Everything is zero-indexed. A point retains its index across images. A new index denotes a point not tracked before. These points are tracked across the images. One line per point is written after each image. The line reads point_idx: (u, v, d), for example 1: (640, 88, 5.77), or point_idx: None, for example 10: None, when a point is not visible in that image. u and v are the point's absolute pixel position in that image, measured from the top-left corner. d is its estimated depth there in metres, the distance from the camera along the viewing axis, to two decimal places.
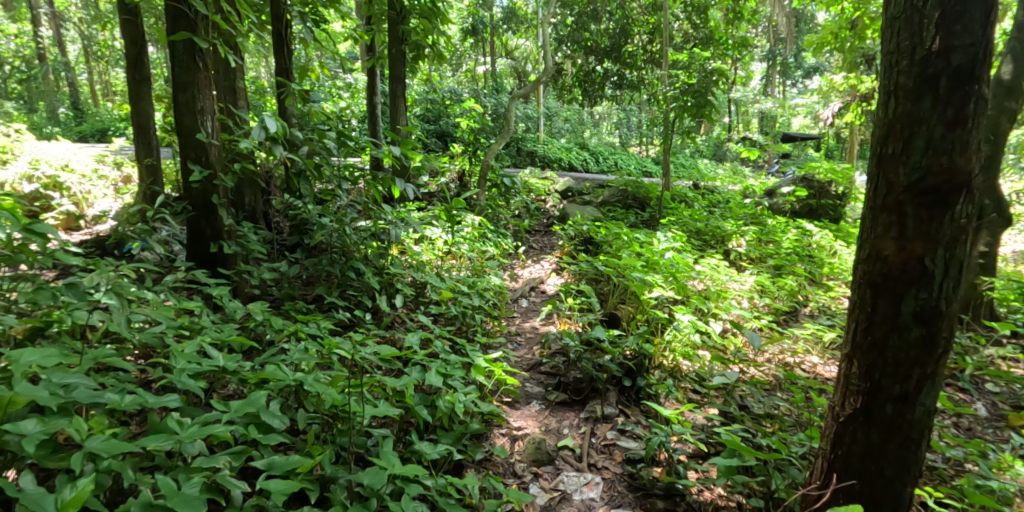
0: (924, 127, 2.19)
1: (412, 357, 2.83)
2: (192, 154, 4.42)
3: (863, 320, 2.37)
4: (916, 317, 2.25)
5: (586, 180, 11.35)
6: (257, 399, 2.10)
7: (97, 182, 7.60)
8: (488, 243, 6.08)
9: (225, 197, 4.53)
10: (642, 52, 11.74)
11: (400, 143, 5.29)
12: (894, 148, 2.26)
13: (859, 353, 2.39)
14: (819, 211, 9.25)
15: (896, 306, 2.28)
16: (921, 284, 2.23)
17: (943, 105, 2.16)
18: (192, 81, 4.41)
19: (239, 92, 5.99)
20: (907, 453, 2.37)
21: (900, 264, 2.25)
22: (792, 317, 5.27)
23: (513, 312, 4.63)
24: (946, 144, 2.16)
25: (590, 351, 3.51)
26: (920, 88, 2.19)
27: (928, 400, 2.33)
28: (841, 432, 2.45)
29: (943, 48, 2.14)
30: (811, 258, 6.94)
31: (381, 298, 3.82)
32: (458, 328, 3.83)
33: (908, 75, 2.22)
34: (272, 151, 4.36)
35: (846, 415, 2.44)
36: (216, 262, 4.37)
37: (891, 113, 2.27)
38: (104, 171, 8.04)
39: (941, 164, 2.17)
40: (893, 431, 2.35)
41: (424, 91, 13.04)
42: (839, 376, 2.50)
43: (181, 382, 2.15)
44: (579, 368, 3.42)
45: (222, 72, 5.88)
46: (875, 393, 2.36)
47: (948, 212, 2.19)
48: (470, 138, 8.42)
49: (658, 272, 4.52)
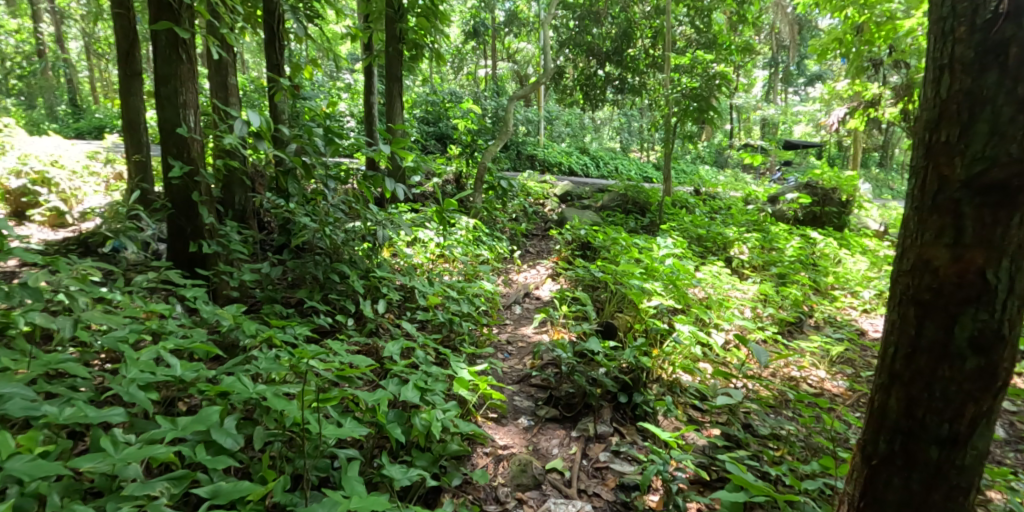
0: (989, 106, 1.93)
1: (390, 369, 2.63)
2: (173, 149, 4.27)
3: (907, 345, 2.12)
4: (972, 344, 1.99)
5: (587, 184, 11.17)
6: (208, 415, 1.92)
7: (87, 179, 7.42)
8: (482, 247, 5.89)
9: (207, 194, 4.35)
10: (643, 56, 11.64)
11: (392, 143, 5.11)
12: (949, 135, 2.00)
13: (898, 384, 2.14)
14: (822, 219, 9.10)
15: (948, 330, 2.02)
16: (981, 303, 1.97)
17: (1011, 80, 1.90)
18: (175, 74, 4.23)
19: (231, 89, 5.83)
20: (954, 504, 2.13)
21: (955, 278, 1.99)
22: (800, 327, 5.06)
23: (505, 319, 4.44)
24: (1015, 129, 1.90)
25: (584, 363, 3.31)
26: (983, 58, 1.93)
27: (981, 442, 2.08)
28: (874, 477, 2.23)
29: (1012, 10, 1.88)
30: (814, 266, 6.74)
31: (364, 303, 3.62)
32: (447, 335, 3.64)
33: (967, 43, 1.96)
34: (256, 148, 4.17)
35: (880, 457, 2.21)
36: (196, 262, 4.18)
37: (945, 91, 2.01)
38: (95, 167, 7.86)
39: (1010, 154, 1.91)
40: (939, 478, 2.11)
41: (424, 92, 12.89)
42: (873, 408, 2.25)
43: (128, 394, 1.95)
44: (572, 382, 3.21)
45: (212, 67, 5.70)
46: (918, 433, 2.11)
47: (1015, 215, 1.92)
48: (468, 140, 8.24)
49: (657, 279, 4.33)
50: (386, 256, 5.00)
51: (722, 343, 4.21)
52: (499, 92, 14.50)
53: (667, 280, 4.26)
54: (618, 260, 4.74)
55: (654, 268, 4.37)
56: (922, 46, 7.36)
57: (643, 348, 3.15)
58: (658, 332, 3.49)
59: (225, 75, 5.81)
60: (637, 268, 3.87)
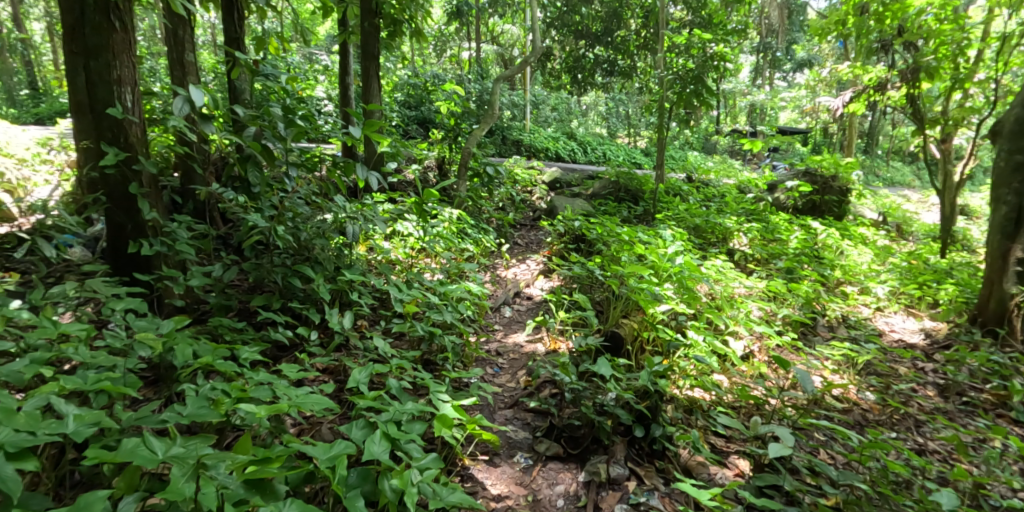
0: None
1: (357, 410, 2.16)
2: (108, 134, 3.81)
3: None
4: None
5: (575, 170, 10.68)
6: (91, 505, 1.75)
7: (38, 167, 6.80)
8: (467, 240, 5.39)
9: (148, 186, 3.94)
10: (633, 37, 11.13)
11: (366, 125, 4.55)
12: None
13: None
14: (822, 207, 8.70)
15: None
16: None
17: None
18: (107, 44, 3.76)
19: (188, 66, 5.25)
20: None
21: None
22: (814, 329, 4.64)
23: (494, 324, 3.97)
24: None
25: (591, 386, 2.83)
26: None
27: None
28: None
29: None
30: (820, 258, 6.33)
31: (329, 314, 3.13)
32: (427, 350, 3.15)
33: None
34: (203, 132, 3.64)
35: None
36: (137, 265, 3.74)
37: None
38: (48, 154, 7.21)
39: None
40: None
41: (406, 75, 12.27)
42: None
43: None
44: (576, 409, 2.74)
45: (167, 41, 5.12)
46: None
47: None
48: (450, 124, 7.68)
49: (664, 281, 3.86)
50: (360, 254, 4.50)
51: (739, 350, 3.77)
52: (483, 75, 13.90)
53: (676, 281, 3.80)
54: (618, 258, 4.26)
55: (661, 268, 3.90)
56: (932, 26, 6.92)
57: (662, 369, 2.70)
58: (674, 345, 3.05)
59: (181, 51, 5.21)
60: (645, 270, 3.40)
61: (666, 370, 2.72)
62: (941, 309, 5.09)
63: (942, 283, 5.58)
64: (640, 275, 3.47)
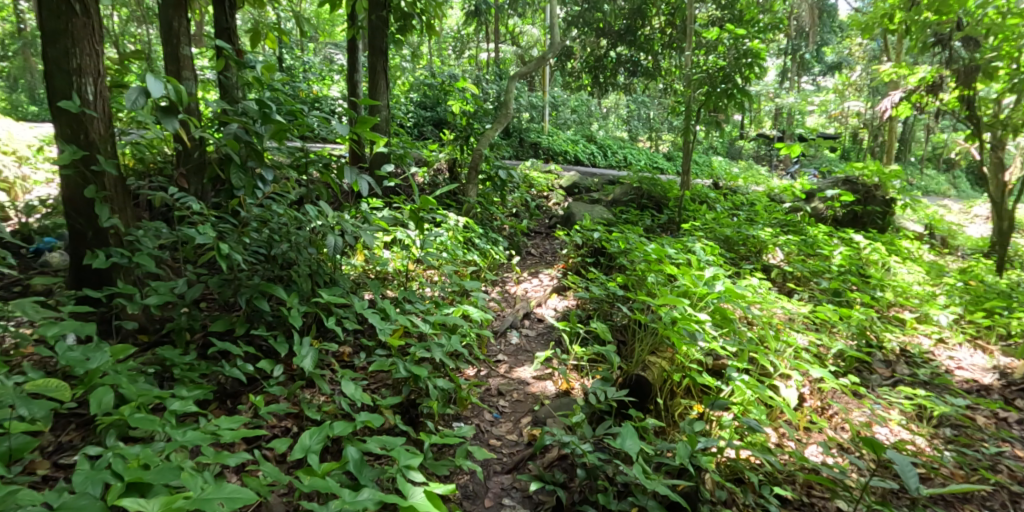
0: None
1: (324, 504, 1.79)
2: (67, 129, 3.31)
3: None
4: None
5: (595, 174, 10.10)
6: None
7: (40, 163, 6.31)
8: (473, 251, 4.85)
9: (111, 189, 3.45)
10: (659, 35, 10.49)
11: (358, 122, 3.97)
12: None
13: None
14: (864, 219, 8.03)
15: None
16: None
17: None
18: (65, 29, 3.26)
19: (184, 61, 4.56)
20: None
21: None
22: (870, 366, 4.04)
23: (499, 354, 3.45)
24: None
25: (609, 460, 2.33)
26: None
27: None
28: None
29: None
30: (866, 277, 5.72)
31: (294, 349, 2.63)
32: (411, 395, 2.64)
33: None
34: (167, 130, 3.13)
35: None
36: (92, 277, 3.25)
37: None
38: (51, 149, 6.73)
39: None
40: None
41: (419, 74, 11.74)
42: None
43: None
44: (589, 493, 2.29)
45: (159, 31, 4.45)
46: None
47: None
48: (462, 124, 7.13)
49: (700, 310, 3.27)
50: (352, 268, 4.01)
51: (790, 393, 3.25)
52: (502, 74, 13.37)
53: (715, 312, 3.21)
54: (646, 280, 3.68)
55: (697, 295, 3.30)
56: (996, 22, 6.22)
57: (704, 445, 2.36)
58: (717, 405, 2.52)
59: (176, 45, 4.55)
60: (680, 305, 2.83)
61: (711, 447, 2.37)
62: (1015, 343, 4.48)
63: (1013, 310, 4.94)
64: (673, 309, 2.90)
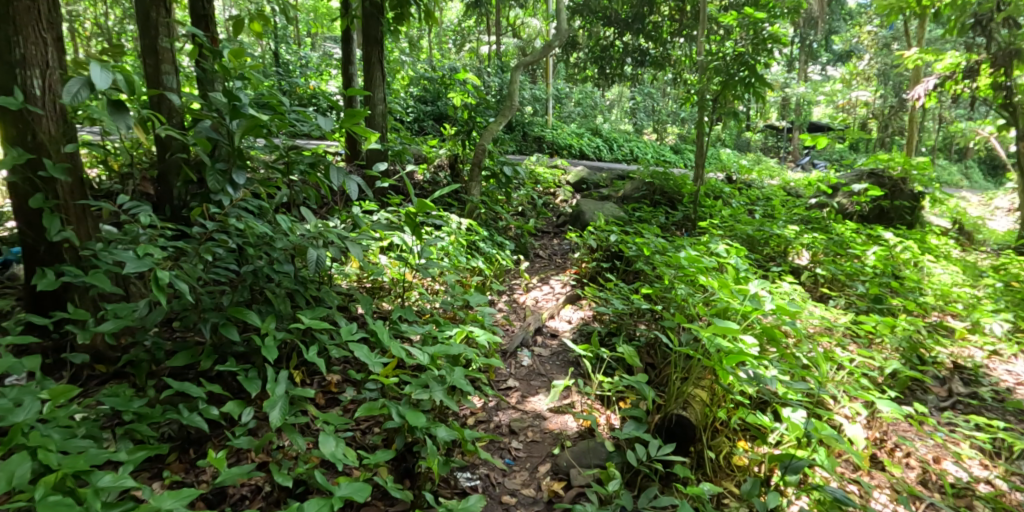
0: None
1: None
2: (11, 129, 2.86)
3: None
4: None
5: (603, 169, 9.64)
6: None
7: None
8: (478, 256, 4.42)
9: (66, 197, 3.01)
10: (667, 22, 9.97)
11: (347, 113, 3.32)
12: None
13: None
14: (891, 214, 7.64)
15: None
16: None
17: None
18: (4, 14, 2.80)
19: (163, 53, 3.92)
20: None
21: None
22: (924, 385, 3.64)
23: (509, 380, 3.04)
24: None
25: None
26: None
27: None
28: None
29: None
30: (903, 278, 5.32)
31: (265, 393, 2.27)
32: (406, 443, 2.28)
33: None
34: (123, 131, 2.72)
35: None
36: (41, 299, 2.84)
37: None
38: None
39: None
40: None
41: (418, 67, 11.27)
42: None
43: None
44: None
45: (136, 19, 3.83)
46: None
47: None
48: (464, 118, 6.67)
49: (741, 329, 2.83)
50: (344, 281, 3.60)
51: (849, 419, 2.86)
52: (504, 66, 12.87)
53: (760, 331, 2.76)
54: (677, 292, 3.21)
55: (739, 312, 2.85)
56: None
57: None
58: (796, 468, 2.15)
59: (154, 35, 3.88)
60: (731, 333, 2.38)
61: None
62: None
63: None
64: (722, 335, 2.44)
